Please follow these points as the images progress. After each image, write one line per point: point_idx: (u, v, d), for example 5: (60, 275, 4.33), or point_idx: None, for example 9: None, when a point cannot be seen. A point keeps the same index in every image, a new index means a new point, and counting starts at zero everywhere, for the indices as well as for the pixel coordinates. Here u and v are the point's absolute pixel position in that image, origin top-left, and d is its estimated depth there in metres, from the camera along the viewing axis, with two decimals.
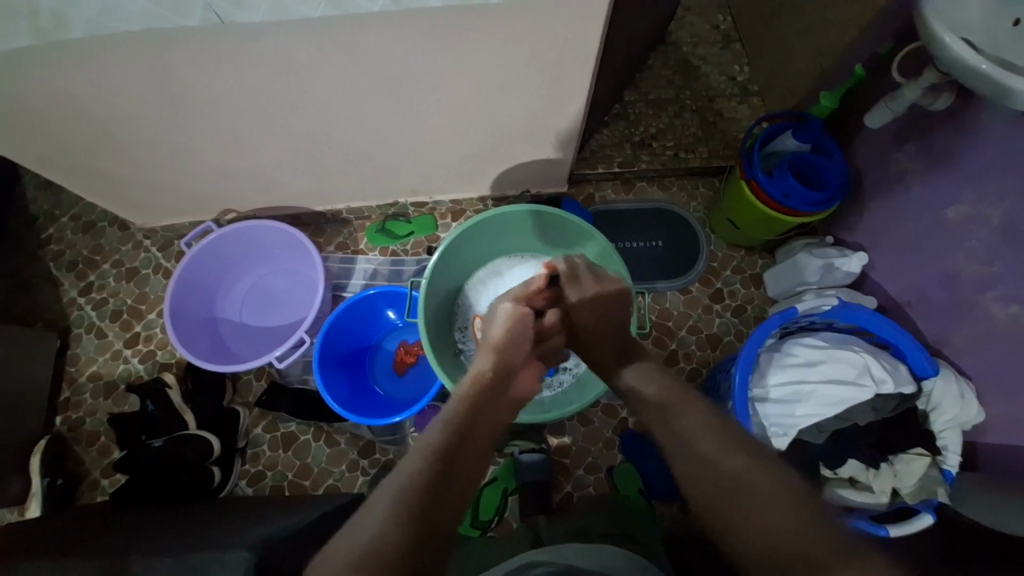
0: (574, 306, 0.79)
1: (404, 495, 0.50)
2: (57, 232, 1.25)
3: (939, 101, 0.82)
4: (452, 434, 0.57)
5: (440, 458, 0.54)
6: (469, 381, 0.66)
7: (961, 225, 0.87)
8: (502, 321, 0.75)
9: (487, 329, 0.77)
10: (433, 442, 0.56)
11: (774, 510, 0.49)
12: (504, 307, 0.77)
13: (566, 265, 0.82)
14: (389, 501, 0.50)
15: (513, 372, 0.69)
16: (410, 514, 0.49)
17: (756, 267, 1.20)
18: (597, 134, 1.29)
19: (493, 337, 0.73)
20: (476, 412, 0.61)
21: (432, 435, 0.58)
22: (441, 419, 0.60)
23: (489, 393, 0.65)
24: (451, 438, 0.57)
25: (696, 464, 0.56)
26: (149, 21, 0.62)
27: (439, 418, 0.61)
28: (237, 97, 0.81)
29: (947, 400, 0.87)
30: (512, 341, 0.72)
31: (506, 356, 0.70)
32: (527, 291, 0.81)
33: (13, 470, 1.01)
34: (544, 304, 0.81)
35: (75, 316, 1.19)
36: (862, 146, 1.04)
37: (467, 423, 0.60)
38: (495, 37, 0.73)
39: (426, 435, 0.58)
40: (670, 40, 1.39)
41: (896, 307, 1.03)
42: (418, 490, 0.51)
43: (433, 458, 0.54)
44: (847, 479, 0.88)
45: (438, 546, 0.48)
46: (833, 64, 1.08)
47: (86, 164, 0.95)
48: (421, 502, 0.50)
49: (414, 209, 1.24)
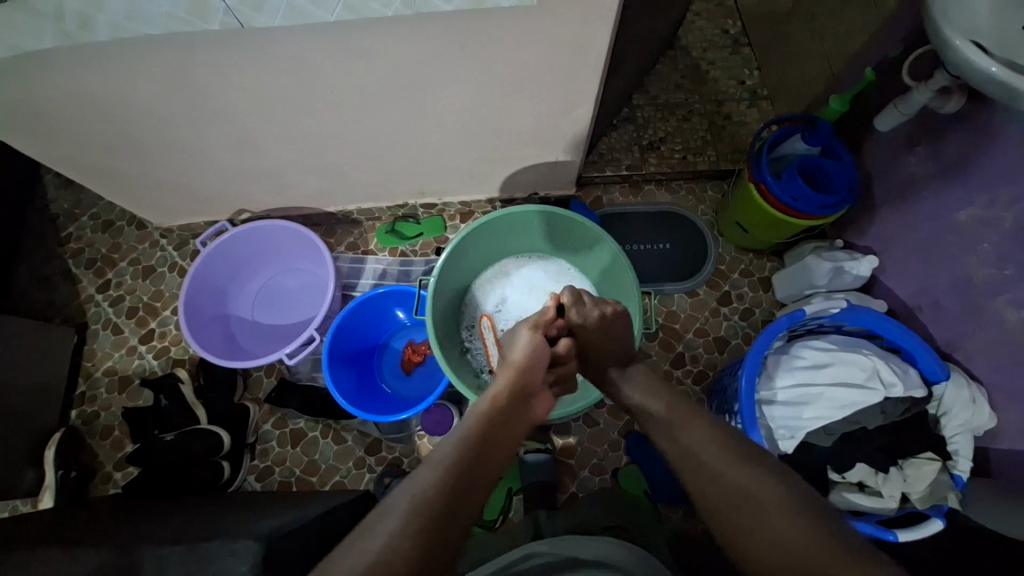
0: (584, 333, 0.77)
1: (414, 512, 0.49)
2: (77, 231, 1.28)
3: (950, 104, 0.82)
4: (466, 451, 0.57)
5: (452, 473, 0.54)
6: (486, 400, 0.66)
7: (974, 229, 0.86)
8: (521, 343, 0.74)
9: (507, 350, 0.77)
10: (447, 457, 0.56)
11: (774, 516, 0.51)
12: (524, 332, 0.76)
13: (570, 295, 0.79)
14: (400, 515, 0.49)
15: (529, 394, 0.69)
16: (420, 530, 0.49)
17: (764, 271, 1.20)
18: (606, 138, 1.30)
19: (513, 359, 0.72)
20: (490, 432, 0.61)
21: (445, 449, 0.58)
22: (456, 434, 0.60)
23: (506, 415, 0.65)
24: (465, 455, 0.57)
25: (700, 475, 0.57)
26: (172, 26, 0.64)
27: (455, 433, 0.61)
28: (253, 99, 0.83)
29: (958, 404, 0.85)
30: (531, 365, 0.71)
31: (524, 378, 0.70)
32: (541, 319, 0.78)
33: (28, 462, 1.03)
34: (558, 331, 0.79)
35: (92, 312, 1.22)
36: (872, 149, 1.04)
37: (481, 442, 0.59)
38: (505, 40, 0.74)
39: (440, 448, 0.58)
40: (679, 45, 1.40)
41: (907, 312, 1.02)
42: (429, 504, 0.50)
43: (446, 474, 0.54)
44: (856, 484, 0.86)
45: (445, 558, 0.49)
46: (843, 67, 1.08)
47: (104, 163, 0.97)
48: (431, 519, 0.49)
49: (424, 210, 1.26)
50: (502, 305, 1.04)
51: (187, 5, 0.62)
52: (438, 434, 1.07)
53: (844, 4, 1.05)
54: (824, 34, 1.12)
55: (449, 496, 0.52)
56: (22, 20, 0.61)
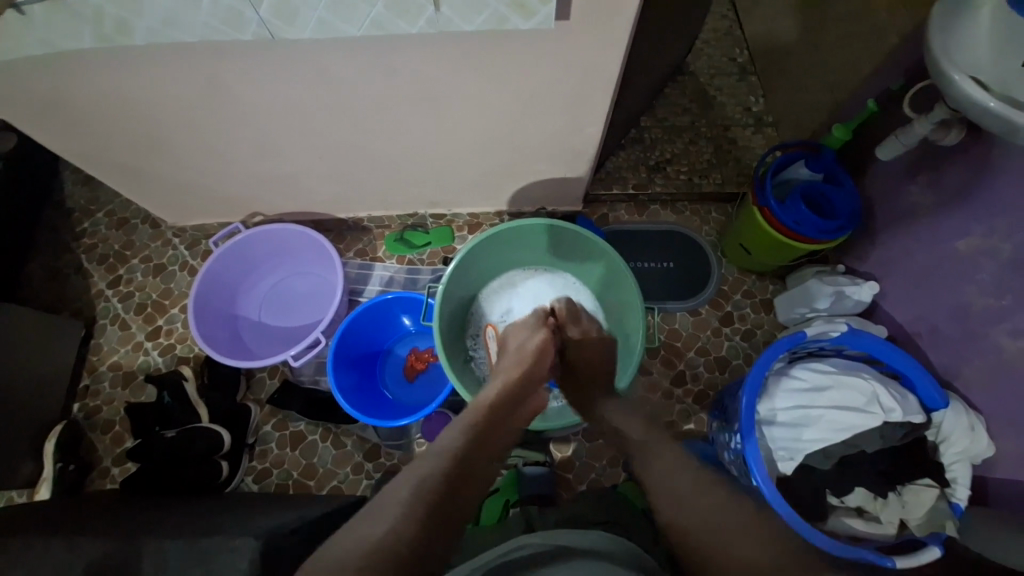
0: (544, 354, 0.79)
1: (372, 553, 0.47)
2: (91, 226, 1.31)
3: (949, 136, 0.84)
4: (421, 494, 0.53)
5: (398, 525, 0.49)
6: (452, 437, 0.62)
7: (972, 258, 0.87)
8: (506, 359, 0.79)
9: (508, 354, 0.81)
10: (398, 512, 0.51)
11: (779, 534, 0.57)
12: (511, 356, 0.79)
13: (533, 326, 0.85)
14: (359, 550, 0.47)
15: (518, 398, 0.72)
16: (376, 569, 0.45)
17: (766, 293, 1.21)
18: (613, 157, 1.33)
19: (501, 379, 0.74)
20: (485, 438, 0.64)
21: (403, 491, 0.53)
22: (400, 493, 0.53)
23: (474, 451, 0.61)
24: (422, 513, 0.51)
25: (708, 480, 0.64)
26: (208, 34, 0.67)
27: (400, 485, 0.54)
28: (274, 106, 0.85)
29: (957, 432, 0.86)
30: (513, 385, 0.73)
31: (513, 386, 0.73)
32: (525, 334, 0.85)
33: (27, 453, 1.03)
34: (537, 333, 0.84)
35: (101, 307, 1.24)
36: (874, 178, 1.06)
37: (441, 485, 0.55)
38: (523, 57, 0.77)
39: (389, 495, 0.53)
40: (687, 71, 1.44)
41: (907, 338, 1.03)
42: (387, 548, 0.47)
43: (401, 523, 0.49)
44: (855, 509, 0.87)
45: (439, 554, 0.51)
46: (847, 97, 1.11)
47: (124, 161, 0.99)
48: (393, 562, 0.47)
49: (432, 221, 1.28)
50: (508, 316, 1.04)
51: (225, 18, 0.65)
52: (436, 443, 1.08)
53: (849, 38, 1.09)
54: (830, 65, 1.16)
55: (409, 536, 0.49)
56: (65, 21, 0.64)
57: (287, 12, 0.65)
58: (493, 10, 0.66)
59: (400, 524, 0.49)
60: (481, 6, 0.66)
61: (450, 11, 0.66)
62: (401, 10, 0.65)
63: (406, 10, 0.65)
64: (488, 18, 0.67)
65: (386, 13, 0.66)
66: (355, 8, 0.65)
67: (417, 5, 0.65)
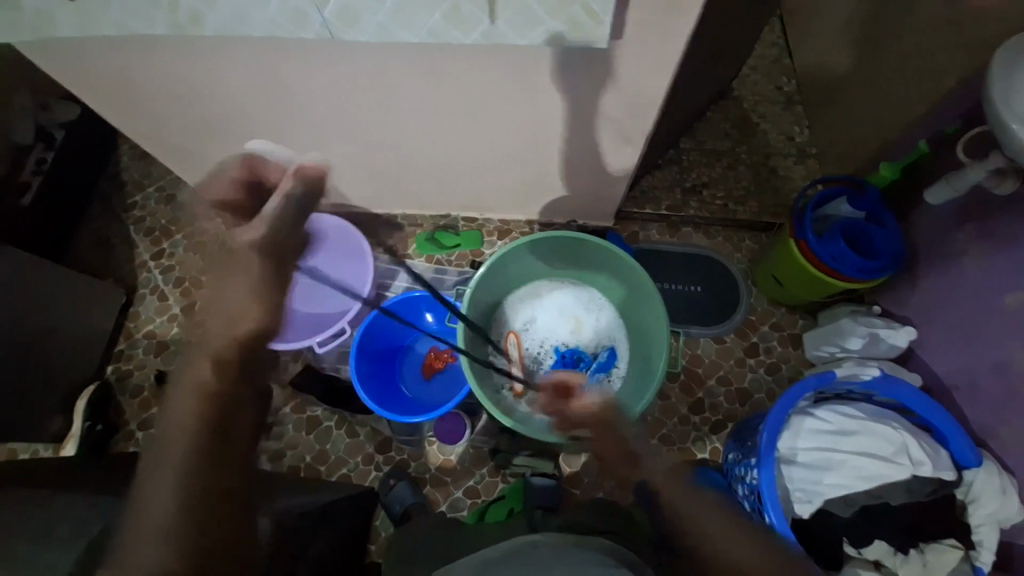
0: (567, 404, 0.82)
1: (189, 508, 0.55)
2: (141, 200, 1.37)
3: (1003, 186, 0.82)
4: (191, 425, 0.59)
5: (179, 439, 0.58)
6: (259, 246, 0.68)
7: (1019, 314, 0.84)
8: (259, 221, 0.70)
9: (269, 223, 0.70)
10: (186, 442, 0.58)
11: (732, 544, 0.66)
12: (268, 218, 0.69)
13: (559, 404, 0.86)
14: (162, 510, 0.54)
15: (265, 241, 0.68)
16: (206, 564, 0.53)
17: (795, 327, 1.18)
18: (649, 176, 1.32)
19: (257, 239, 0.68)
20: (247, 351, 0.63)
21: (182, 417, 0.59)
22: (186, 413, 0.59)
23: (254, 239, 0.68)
24: (211, 438, 0.58)
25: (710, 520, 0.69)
26: (272, 31, 0.70)
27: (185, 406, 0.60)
28: (322, 100, 0.88)
29: (987, 493, 0.83)
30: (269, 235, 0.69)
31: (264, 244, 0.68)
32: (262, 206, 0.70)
33: (60, 410, 1.09)
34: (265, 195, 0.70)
35: (143, 278, 1.30)
36: (919, 221, 1.03)
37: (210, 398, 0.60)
38: (568, 73, 0.78)
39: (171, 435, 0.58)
40: (732, 95, 1.42)
41: (942, 389, 0.99)
42: (203, 490, 0.56)
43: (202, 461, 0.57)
44: (872, 562, 0.85)
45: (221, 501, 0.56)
46: (899, 135, 1.08)
47: (180, 143, 1.05)
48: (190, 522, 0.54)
49: (464, 224, 1.29)
50: (531, 324, 1.06)
51: (291, 17, 0.68)
52: (449, 441, 1.08)
53: (903, 78, 1.07)
54: (881, 102, 1.13)
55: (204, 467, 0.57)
56: (140, 8, 0.68)
57: (349, 16, 0.68)
58: (548, 27, 0.67)
59: (191, 470, 0.56)
60: (535, 22, 0.67)
61: (505, 25, 0.67)
62: (458, 21, 0.67)
63: (464, 21, 0.67)
64: (542, 35, 0.68)
65: (444, 24, 0.68)
66: (413, 15, 0.67)
67: (474, 17, 0.66)
